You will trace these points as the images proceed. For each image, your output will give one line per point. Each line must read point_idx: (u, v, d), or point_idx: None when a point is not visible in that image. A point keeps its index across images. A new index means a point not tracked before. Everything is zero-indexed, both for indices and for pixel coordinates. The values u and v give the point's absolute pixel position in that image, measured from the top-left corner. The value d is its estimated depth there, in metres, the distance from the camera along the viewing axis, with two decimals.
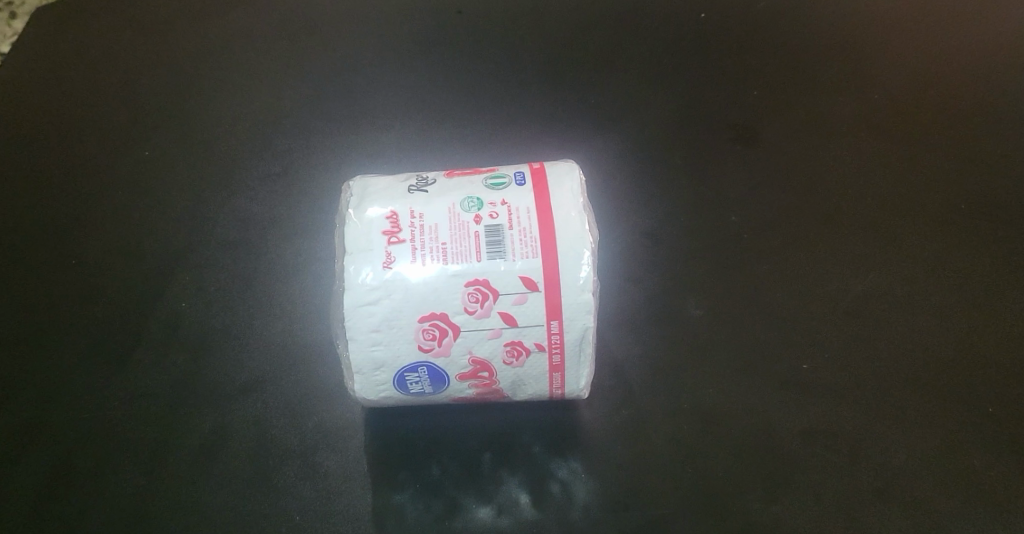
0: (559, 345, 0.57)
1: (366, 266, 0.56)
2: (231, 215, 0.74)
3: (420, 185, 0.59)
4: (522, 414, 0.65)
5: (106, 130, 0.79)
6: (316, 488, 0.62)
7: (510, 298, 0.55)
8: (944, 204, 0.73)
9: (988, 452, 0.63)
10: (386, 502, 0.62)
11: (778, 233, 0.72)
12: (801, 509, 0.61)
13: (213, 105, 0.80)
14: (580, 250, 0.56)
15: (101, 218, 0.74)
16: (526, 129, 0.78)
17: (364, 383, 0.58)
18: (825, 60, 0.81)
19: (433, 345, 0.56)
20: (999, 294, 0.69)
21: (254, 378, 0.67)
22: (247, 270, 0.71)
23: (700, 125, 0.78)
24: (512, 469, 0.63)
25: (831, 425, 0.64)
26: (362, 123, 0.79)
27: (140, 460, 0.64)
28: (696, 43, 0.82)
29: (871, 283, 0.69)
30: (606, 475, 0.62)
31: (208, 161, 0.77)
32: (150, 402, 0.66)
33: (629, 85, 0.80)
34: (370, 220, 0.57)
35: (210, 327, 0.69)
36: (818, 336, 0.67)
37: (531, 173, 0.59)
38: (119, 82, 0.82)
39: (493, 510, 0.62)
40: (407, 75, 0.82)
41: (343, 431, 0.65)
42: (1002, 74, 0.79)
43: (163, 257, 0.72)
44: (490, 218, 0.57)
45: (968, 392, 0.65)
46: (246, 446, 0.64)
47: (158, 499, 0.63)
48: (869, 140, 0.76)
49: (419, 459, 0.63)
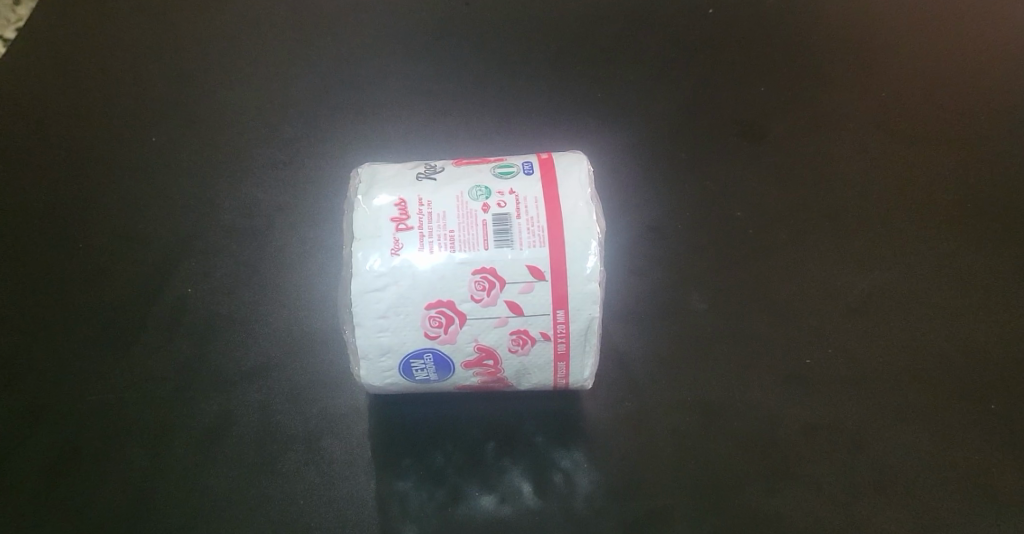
0: (564, 334, 0.57)
1: (375, 252, 0.56)
2: (237, 202, 0.74)
3: (428, 173, 0.60)
4: (526, 404, 0.65)
5: (111, 117, 0.79)
6: (320, 473, 0.63)
7: (518, 287, 0.56)
8: (949, 202, 0.73)
9: (988, 449, 0.63)
10: (390, 489, 0.62)
11: (783, 228, 0.72)
12: (801, 502, 0.62)
13: (218, 92, 0.80)
14: (588, 241, 0.56)
15: (105, 205, 0.74)
16: (532, 122, 0.79)
17: (370, 369, 0.58)
18: (830, 57, 0.81)
19: (440, 333, 0.56)
20: (1002, 292, 0.69)
21: (259, 364, 0.67)
22: (253, 257, 0.71)
23: (706, 119, 0.78)
24: (515, 458, 0.63)
25: (832, 420, 0.64)
26: (369, 113, 0.79)
27: (146, 441, 0.65)
28: (703, 38, 0.82)
29: (875, 280, 0.70)
30: (608, 465, 0.63)
31: (215, 147, 0.77)
32: (155, 385, 0.67)
33: (634, 78, 0.80)
34: (378, 207, 0.57)
35: (216, 312, 0.69)
36: (821, 331, 0.68)
37: (539, 163, 0.60)
38: (126, 67, 0.82)
39: (495, 498, 0.62)
40: (414, 65, 0.82)
41: (347, 418, 0.65)
42: (1005, 73, 0.79)
43: (171, 241, 0.72)
44: (499, 207, 0.57)
45: (968, 390, 0.65)
46: (252, 431, 0.65)
47: (163, 482, 0.63)
48: (874, 137, 0.76)
49: (423, 446, 0.64)
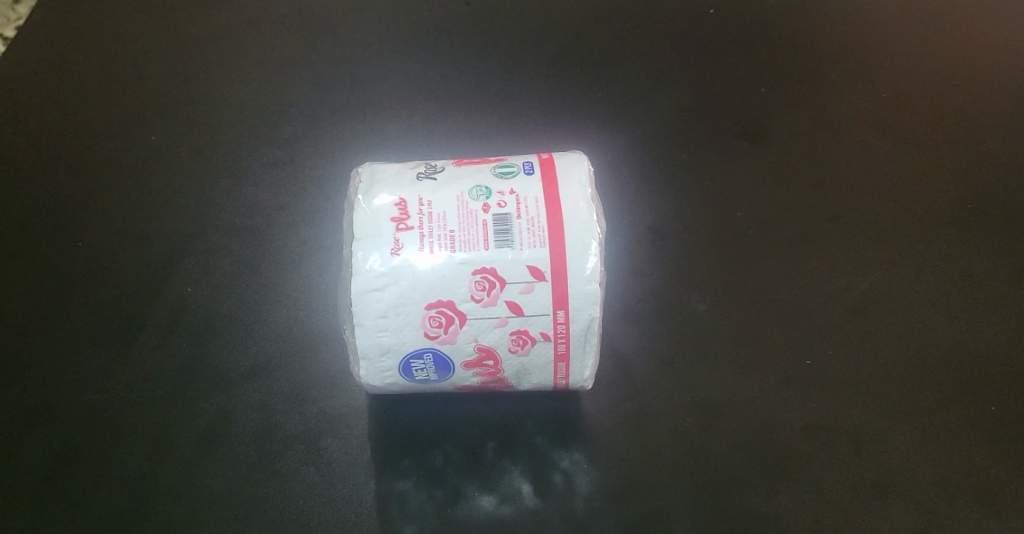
0: (564, 335, 0.57)
1: (375, 252, 0.56)
2: (237, 201, 0.74)
3: (429, 172, 0.60)
4: (526, 404, 0.65)
5: (111, 116, 0.79)
6: (319, 473, 0.63)
7: (518, 287, 0.56)
8: (949, 204, 0.73)
9: (988, 451, 0.63)
10: (389, 489, 0.62)
11: (783, 229, 0.72)
12: (801, 503, 0.62)
13: (218, 91, 0.80)
14: (588, 242, 0.56)
15: (105, 204, 0.74)
16: (533, 122, 0.79)
17: (370, 369, 0.58)
18: (831, 58, 0.81)
19: (440, 333, 0.56)
20: (1002, 294, 0.69)
21: (259, 364, 0.67)
22: (253, 257, 0.71)
23: (707, 119, 0.78)
24: (515, 458, 0.63)
25: (832, 421, 0.64)
26: (369, 112, 0.79)
27: (145, 441, 0.65)
28: (703, 38, 0.82)
29: (875, 281, 0.70)
30: (608, 465, 0.63)
31: (215, 147, 0.77)
32: (155, 384, 0.67)
33: (635, 79, 0.80)
34: (378, 207, 0.57)
35: (215, 312, 0.69)
36: (820, 332, 0.68)
37: (540, 163, 0.60)
38: (126, 66, 0.82)
39: (495, 498, 0.62)
40: (415, 65, 0.82)
41: (347, 418, 0.65)
42: (1006, 74, 0.79)
43: (171, 241, 0.72)
44: (499, 207, 0.57)
45: (968, 391, 0.65)
46: (251, 431, 0.64)
47: (162, 481, 0.63)
48: (875, 138, 0.76)
49: (422, 447, 0.64)
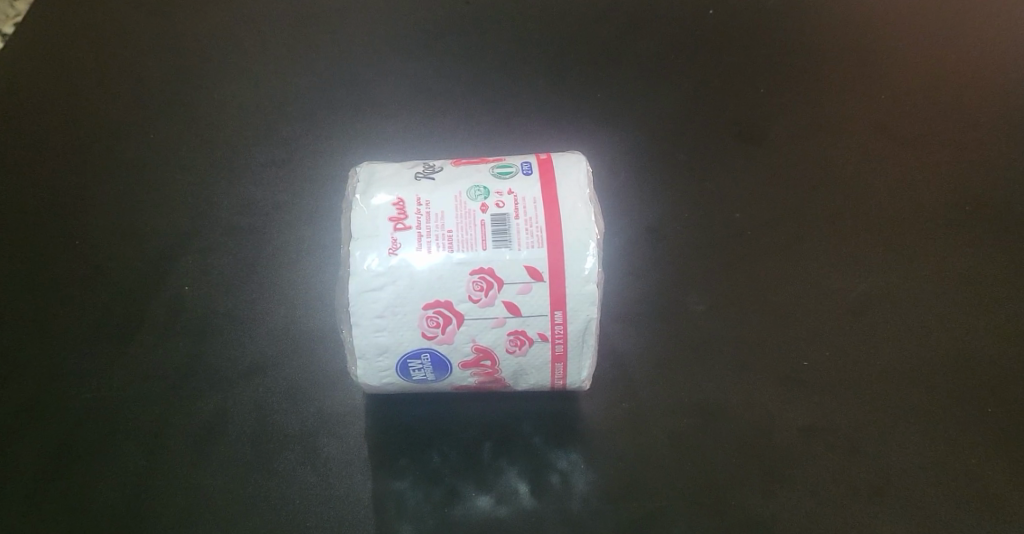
0: (562, 335, 0.57)
1: (372, 252, 0.56)
2: (235, 200, 0.74)
3: (427, 172, 0.59)
4: (524, 405, 0.65)
5: (110, 115, 0.79)
6: (316, 472, 0.63)
7: (515, 288, 0.56)
8: (949, 205, 0.73)
9: (986, 452, 0.63)
10: (386, 489, 0.62)
11: (782, 230, 0.72)
12: (799, 504, 0.62)
13: (216, 90, 0.80)
14: (586, 242, 0.56)
15: (105, 202, 0.74)
16: (532, 122, 0.78)
17: (367, 369, 0.58)
18: (830, 59, 0.81)
19: (437, 333, 0.56)
20: (1000, 295, 0.69)
21: (256, 362, 0.67)
22: (251, 255, 0.71)
23: (705, 120, 0.78)
24: (511, 459, 0.63)
25: (830, 422, 0.64)
26: (368, 111, 0.79)
27: (143, 439, 0.65)
28: (702, 38, 0.82)
29: (873, 283, 0.70)
30: (606, 466, 0.63)
31: (214, 145, 0.77)
32: (153, 382, 0.67)
33: (634, 79, 0.80)
34: (376, 207, 0.57)
35: (213, 311, 0.69)
36: (818, 334, 0.68)
37: (538, 163, 0.59)
38: (126, 64, 0.82)
39: (492, 498, 0.62)
40: (414, 64, 0.81)
41: (344, 417, 0.65)
42: (1004, 75, 0.79)
43: (168, 239, 0.72)
44: (497, 207, 0.57)
45: (966, 392, 0.65)
46: (248, 430, 0.64)
47: (159, 480, 0.63)
48: (873, 138, 0.76)
49: (420, 446, 0.64)
